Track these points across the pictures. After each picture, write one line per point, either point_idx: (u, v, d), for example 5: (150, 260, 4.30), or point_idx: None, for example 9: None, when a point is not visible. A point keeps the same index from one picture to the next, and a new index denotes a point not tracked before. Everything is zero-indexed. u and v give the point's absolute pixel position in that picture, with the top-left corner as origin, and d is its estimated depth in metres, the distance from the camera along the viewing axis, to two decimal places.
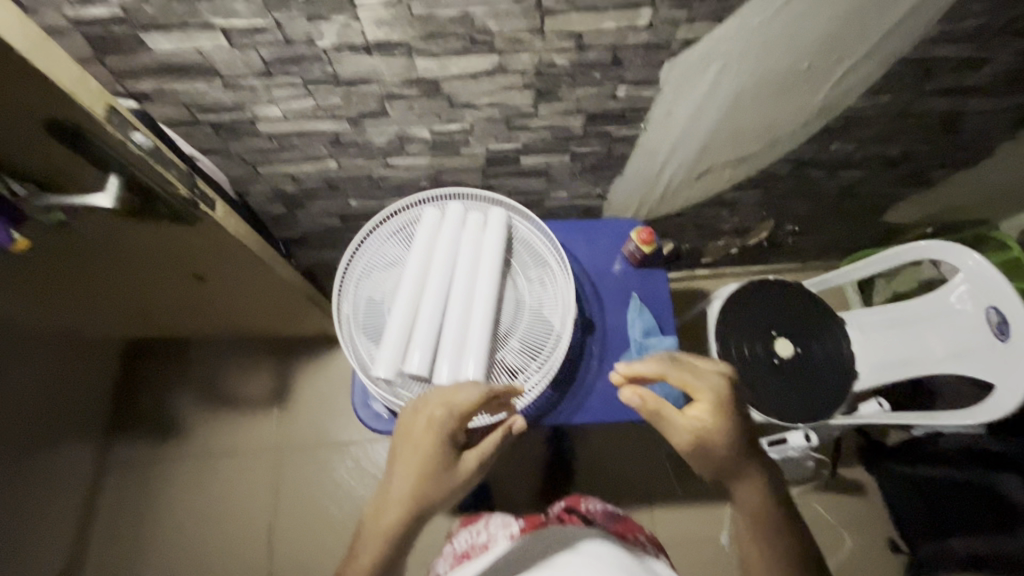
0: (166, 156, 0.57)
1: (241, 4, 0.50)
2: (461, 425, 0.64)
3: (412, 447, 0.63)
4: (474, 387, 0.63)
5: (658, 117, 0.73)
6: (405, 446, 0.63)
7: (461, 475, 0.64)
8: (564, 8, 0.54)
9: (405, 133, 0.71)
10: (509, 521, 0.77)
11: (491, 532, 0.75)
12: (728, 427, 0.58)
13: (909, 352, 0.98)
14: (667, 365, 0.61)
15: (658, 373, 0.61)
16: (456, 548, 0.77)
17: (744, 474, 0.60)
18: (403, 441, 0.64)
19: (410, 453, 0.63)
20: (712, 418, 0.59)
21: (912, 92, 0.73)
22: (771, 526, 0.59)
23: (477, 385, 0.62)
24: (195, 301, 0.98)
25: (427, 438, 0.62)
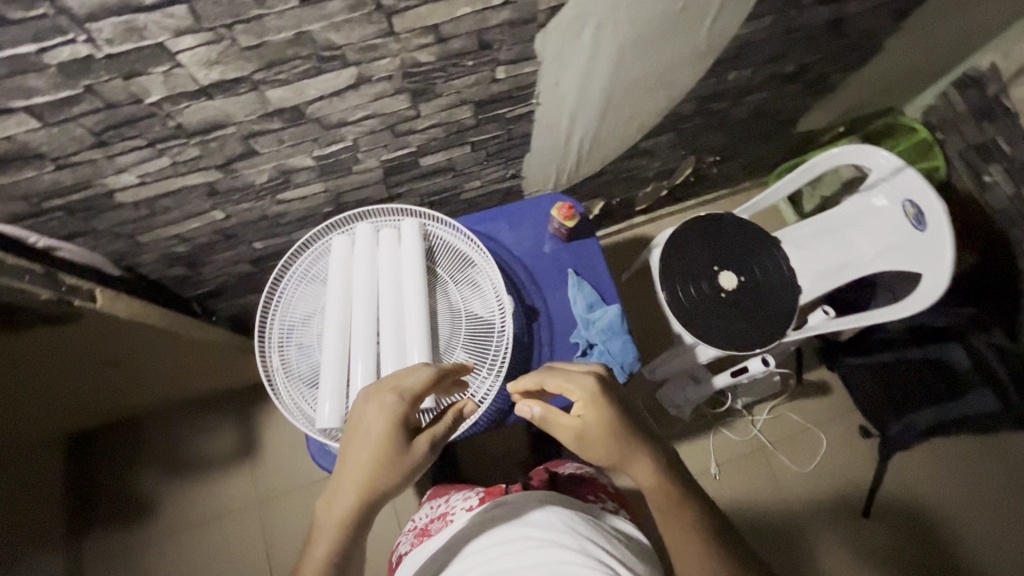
0: (9, 264, 0.50)
1: (35, 79, 0.43)
2: (415, 410, 0.56)
3: (362, 440, 0.53)
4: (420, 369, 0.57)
5: (548, 89, 0.69)
6: (352, 443, 0.54)
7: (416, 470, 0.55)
8: (408, 4, 0.49)
9: (285, 165, 0.65)
10: (470, 492, 0.74)
11: (451, 505, 0.72)
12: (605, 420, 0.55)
13: (843, 258, 1.01)
14: (543, 373, 0.59)
15: (534, 383, 0.59)
16: (417, 524, 0.75)
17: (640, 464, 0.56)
18: (348, 441, 0.54)
19: (358, 452, 0.53)
20: (589, 415, 0.55)
21: (793, 8, 0.72)
22: (673, 518, 0.56)
23: (421, 365, 0.56)
24: (121, 385, 0.91)
25: (379, 426, 0.53)
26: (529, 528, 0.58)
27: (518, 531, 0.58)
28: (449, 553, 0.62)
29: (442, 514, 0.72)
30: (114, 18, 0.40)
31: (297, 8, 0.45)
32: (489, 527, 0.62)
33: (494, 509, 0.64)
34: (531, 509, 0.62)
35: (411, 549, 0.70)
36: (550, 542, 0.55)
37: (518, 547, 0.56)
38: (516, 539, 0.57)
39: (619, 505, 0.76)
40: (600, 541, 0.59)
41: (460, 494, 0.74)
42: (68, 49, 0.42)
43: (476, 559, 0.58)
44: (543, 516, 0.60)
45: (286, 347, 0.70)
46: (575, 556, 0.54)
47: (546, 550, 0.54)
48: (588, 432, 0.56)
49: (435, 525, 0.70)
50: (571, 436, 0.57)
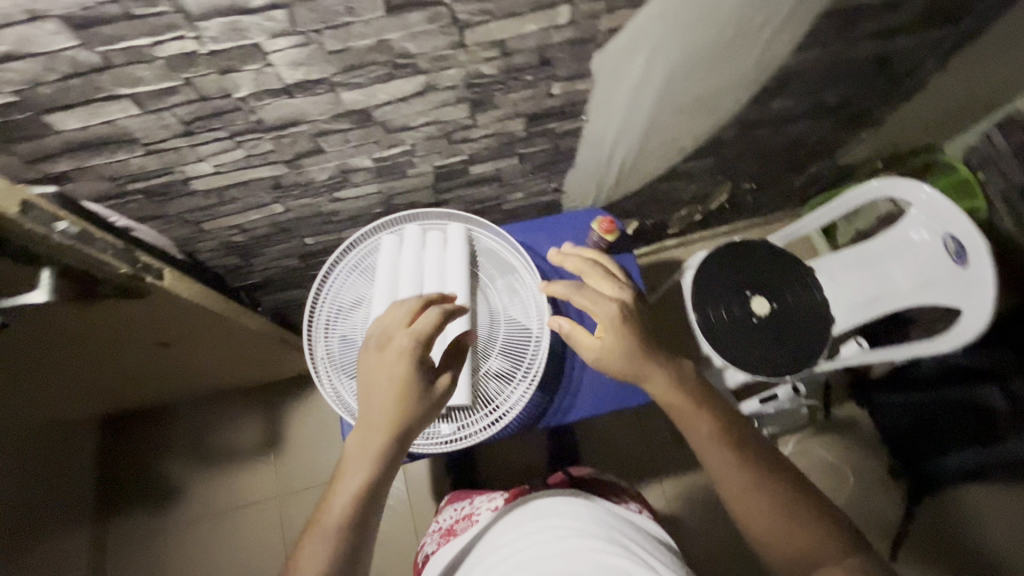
0: (97, 237, 0.55)
1: (144, 70, 0.47)
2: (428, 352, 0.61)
3: (385, 383, 0.58)
4: (430, 310, 0.61)
5: (598, 106, 0.72)
6: (374, 382, 0.58)
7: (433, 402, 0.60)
8: (481, 19, 0.52)
9: (346, 165, 0.69)
10: (495, 493, 0.77)
11: (477, 505, 0.76)
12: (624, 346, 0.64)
13: (879, 290, 1.01)
14: (573, 289, 0.68)
15: (566, 295, 0.68)
16: (442, 525, 0.78)
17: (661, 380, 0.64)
18: (369, 379, 0.59)
19: (383, 390, 0.58)
20: (609, 338, 0.65)
21: (841, 41, 0.74)
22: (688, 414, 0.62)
23: (431, 307, 0.60)
24: (166, 368, 0.95)
25: (398, 369, 0.58)
26: (554, 521, 0.59)
27: (543, 525, 0.59)
28: (475, 551, 0.64)
29: (467, 514, 0.75)
30: (221, 18, 0.45)
31: (382, 17, 0.49)
32: (514, 523, 0.63)
33: (519, 507, 0.66)
34: (557, 505, 0.63)
35: (437, 548, 0.73)
36: (575, 532, 0.56)
37: (544, 537, 0.57)
38: (541, 531, 0.58)
39: (642, 507, 0.77)
40: (627, 534, 0.59)
41: (484, 496, 0.77)
42: (177, 44, 0.46)
43: (502, 552, 0.58)
44: (570, 514, 0.61)
45: (331, 337, 0.72)
46: (601, 544, 0.54)
47: (571, 539, 0.55)
48: (607, 350, 0.65)
49: (461, 525, 0.74)
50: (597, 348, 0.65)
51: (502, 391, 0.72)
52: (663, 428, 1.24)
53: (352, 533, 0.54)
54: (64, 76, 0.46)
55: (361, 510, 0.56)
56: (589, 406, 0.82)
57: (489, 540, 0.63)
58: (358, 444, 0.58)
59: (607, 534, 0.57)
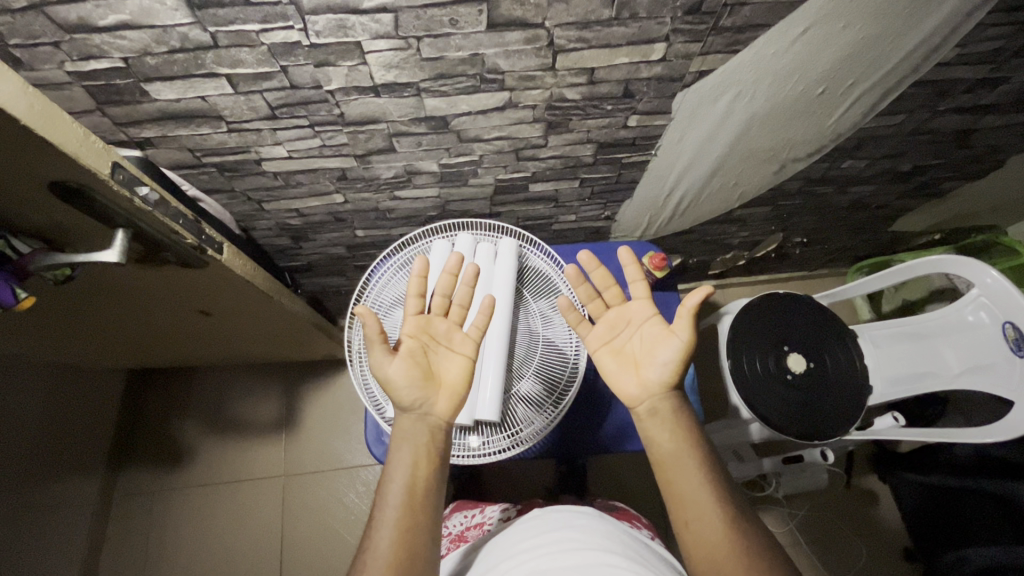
0: (172, 206, 0.55)
1: (246, 53, 0.48)
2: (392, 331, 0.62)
3: None
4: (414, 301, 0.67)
5: (668, 143, 0.71)
6: None
7: (406, 379, 0.60)
8: (576, 46, 0.52)
9: (413, 166, 0.70)
10: (505, 506, 0.79)
11: (488, 516, 0.77)
12: (633, 367, 0.63)
13: (924, 366, 0.97)
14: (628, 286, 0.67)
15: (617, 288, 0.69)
16: (451, 531, 0.79)
17: (658, 397, 0.61)
18: None
19: None
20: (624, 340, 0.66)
21: (927, 111, 0.72)
22: (678, 428, 0.59)
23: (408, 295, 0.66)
24: (200, 333, 0.96)
25: None
26: (568, 535, 0.56)
27: (557, 537, 0.57)
28: (484, 557, 0.62)
29: (478, 523, 0.77)
30: (330, 14, 0.45)
31: (482, 32, 0.49)
32: (528, 533, 0.60)
33: (534, 519, 0.63)
34: (574, 518, 0.60)
35: (447, 552, 0.74)
36: (591, 545, 0.54)
37: (559, 549, 0.54)
38: (555, 543, 0.55)
39: (654, 534, 0.75)
40: (645, 555, 0.56)
41: (495, 507, 0.80)
42: (283, 34, 0.47)
43: (518, 558, 0.56)
44: (587, 528, 0.58)
45: None
46: (618, 559, 0.52)
47: (589, 551, 0.52)
48: (612, 347, 0.66)
49: (472, 533, 0.75)
50: (640, 381, 0.62)
51: (532, 413, 0.71)
52: None
53: (422, 496, 0.54)
54: (171, 50, 0.47)
55: (425, 478, 0.55)
56: (613, 440, 0.82)
57: (502, 545, 0.61)
58: (410, 425, 0.59)
59: (628, 553, 0.54)
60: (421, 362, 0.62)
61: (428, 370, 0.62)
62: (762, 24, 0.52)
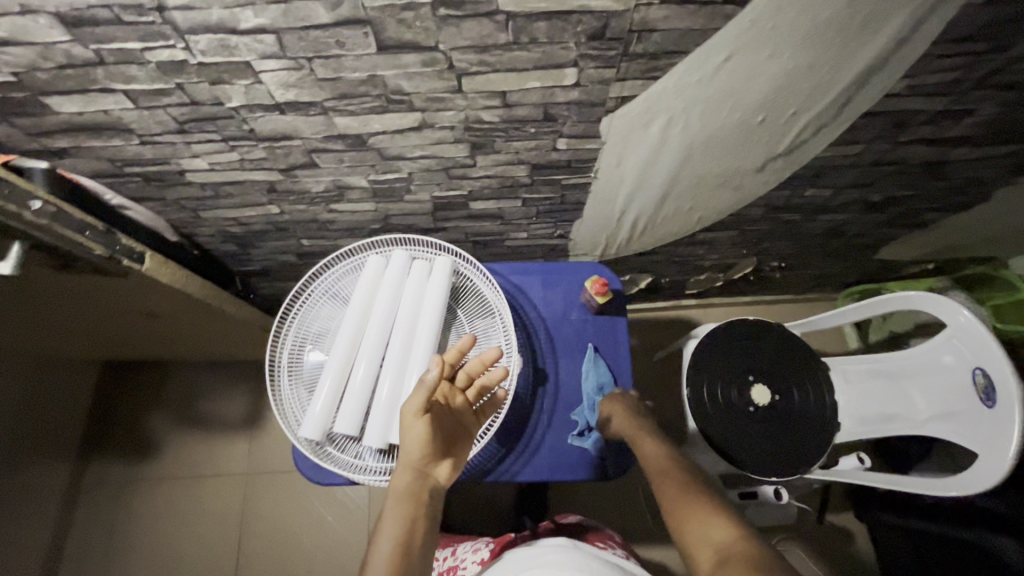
0: (75, 218, 0.55)
1: (136, 70, 0.48)
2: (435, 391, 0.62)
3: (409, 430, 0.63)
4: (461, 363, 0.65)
5: (607, 166, 0.68)
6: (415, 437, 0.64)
7: (422, 443, 0.60)
8: (480, 69, 0.50)
9: (341, 182, 0.69)
10: (478, 545, 0.82)
11: (460, 558, 0.80)
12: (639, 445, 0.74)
13: (896, 408, 0.91)
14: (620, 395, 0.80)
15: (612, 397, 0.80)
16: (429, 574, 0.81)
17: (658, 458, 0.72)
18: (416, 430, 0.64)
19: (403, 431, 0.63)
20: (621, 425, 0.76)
21: (887, 142, 0.67)
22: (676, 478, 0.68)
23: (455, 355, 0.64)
24: (155, 333, 0.97)
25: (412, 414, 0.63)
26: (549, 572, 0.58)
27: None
28: None
29: (451, 568, 0.79)
30: (210, 34, 0.44)
31: (374, 54, 0.47)
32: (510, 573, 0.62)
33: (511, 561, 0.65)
34: (549, 554, 0.62)
35: None
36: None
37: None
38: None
39: (626, 553, 0.78)
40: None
41: (469, 546, 0.82)
42: (168, 52, 0.46)
43: None
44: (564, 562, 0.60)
45: (294, 347, 0.72)
46: None
47: None
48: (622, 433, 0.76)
49: None
50: (626, 420, 0.76)
51: None
52: (633, 501, 1.20)
53: (412, 552, 0.58)
54: (59, 65, 0.47)
55: (417, 540, 0.59)
56: (547, 470, 0.77)
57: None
58: (411, 481, 0.61)
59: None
60: (439, 427, 0.63)
61: (443, 437, 0.63)
62: (678, 52, 0.49)
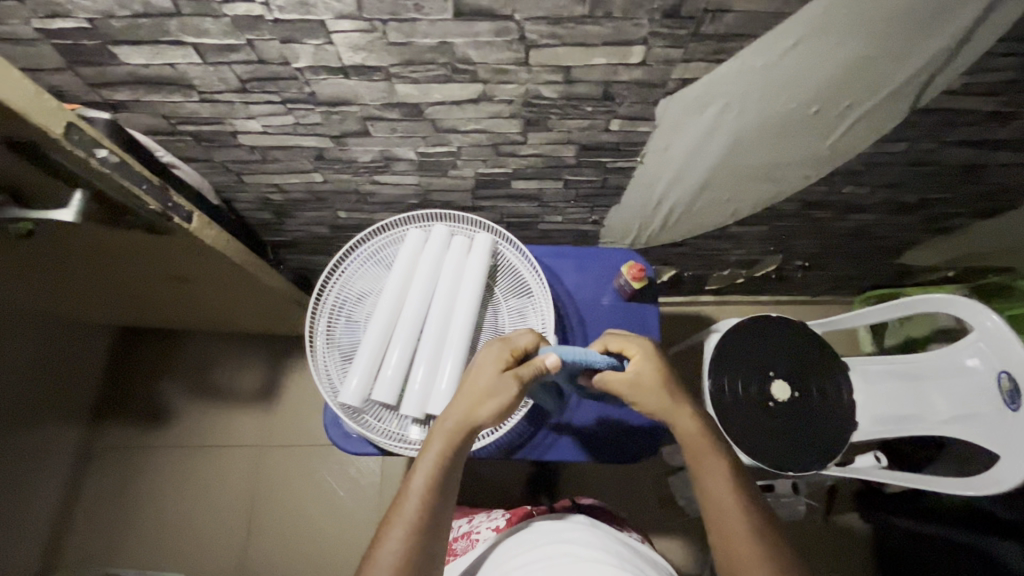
0: (135, 171, 0.55)
1: (210, 23, 0.48)
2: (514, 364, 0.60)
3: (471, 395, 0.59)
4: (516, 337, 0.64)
5: (654, 151, 0.69)
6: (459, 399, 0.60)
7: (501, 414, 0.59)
8: (549, 42, 0.51)
9: (390, 152, 0.69)
10: (493, 514, 0.82)
11: (475, 525, 0.80)
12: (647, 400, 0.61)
13: (914, 409, 0.93)
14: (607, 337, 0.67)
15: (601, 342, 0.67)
16: None
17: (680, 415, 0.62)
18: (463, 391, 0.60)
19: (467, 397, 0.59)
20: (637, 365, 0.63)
21: (931, 142, 0.68)
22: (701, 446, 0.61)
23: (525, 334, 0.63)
24: (183, 299, 0.98)
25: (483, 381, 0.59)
26: (563, 546, 0.60)
27: (554, 551, 0.60)
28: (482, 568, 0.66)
29: (466, 533, 0.79)
30: None
31: (449, 20, 0.48)
32: (526, 546, 0.64)
33: (529, 532, 0.67)
34: (565, 530, 0.64)
35: None
36: (587, 559, 0.57)
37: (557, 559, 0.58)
38: (555, 555, 0.59)
39: (642, 539, 0.78)
40: (631, 558, 0.61)
41: (484, 515, 0.82)
42: (245, 6, 0.46)
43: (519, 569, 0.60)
44: (578, 538, 0.62)
45: (334, 316, 0.72)
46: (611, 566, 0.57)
47: (584, 561, 0.57)
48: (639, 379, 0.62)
49: (460, 543, 0.78)
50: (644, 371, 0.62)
51: None
52: (644, 491, 1.21)
53: (430, 537, 0.55)
54: (134, 14, 0.47)
55: (436, 526, 0.56)
56: (575, 450, 0.78)
57: (504, 556, 0.65)
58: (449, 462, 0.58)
59: (616, 560, 0.59)
60: None
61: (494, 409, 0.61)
62: (747, 35, 0.50)
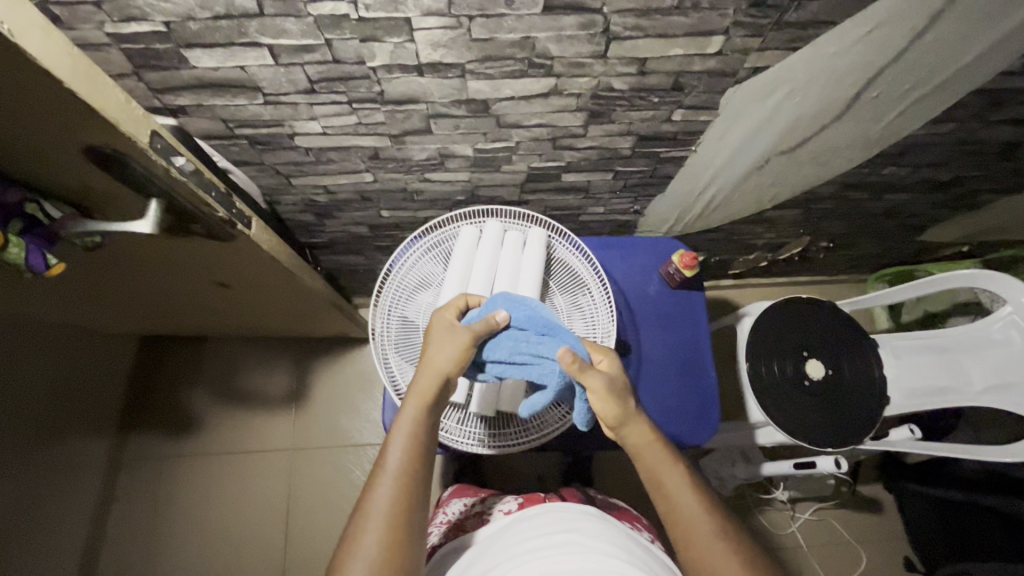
0: (207, 179, 0.54)
1: (291, 24, 0.47)
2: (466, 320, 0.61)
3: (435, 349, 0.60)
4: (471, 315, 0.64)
5: (711, 139, 0.69)
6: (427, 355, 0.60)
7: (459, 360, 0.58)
8: (632, 34, 0.50)
9: (447, 149, 0.68)
10: (507, 498, 0.76)
11: (488, 505, 0.75)
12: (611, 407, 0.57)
13: (946, 382, 0.95)
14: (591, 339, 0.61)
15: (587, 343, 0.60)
16: (448, 517, 0.76)
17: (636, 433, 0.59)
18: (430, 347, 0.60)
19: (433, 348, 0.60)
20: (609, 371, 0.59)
21: (978, 122, 0.70)
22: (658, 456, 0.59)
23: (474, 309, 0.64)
24: (217, 305, 0.96)
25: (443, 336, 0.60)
26: (570, 535, 0.55)
27: (561, 540, 0.55)
28: (480, 551, 0.61)
29: (478, 512, 0.74)
30: None
31: (536, 15, 0.47)
32: (528, 530, 0.59)
33: (531, 515, 0.62)
34: (572, 518, 0.59)
35: (443, 539, 0.72)
36: (597, 551, 0.53)
37: (563, 549, 0.53)
38: (561, 543, 0.54)
39: (654, 537, 0.71)
40: (641, 552, 0.57)
41: (498, 498, 0.76)
42: (331, 5, 0.45)
43: (521, 555, 0.55)
44: (584, 528, 0.57)
45: (392, 317, 0.71)
46: (621, 563, 0.52)
47: (593, 556, 0.52)
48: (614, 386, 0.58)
49: (471, 521, 0.72)
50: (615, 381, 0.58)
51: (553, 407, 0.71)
52: None
53: (418, 482, 0.54)
54: (215, 16, 0.45)
55: (422, 471, 0.55)
56: None
57: (505, 540, 0.60)
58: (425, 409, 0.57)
59: (626, 555, 0.54)
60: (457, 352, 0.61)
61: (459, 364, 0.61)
62: (826, 21, 0.50)
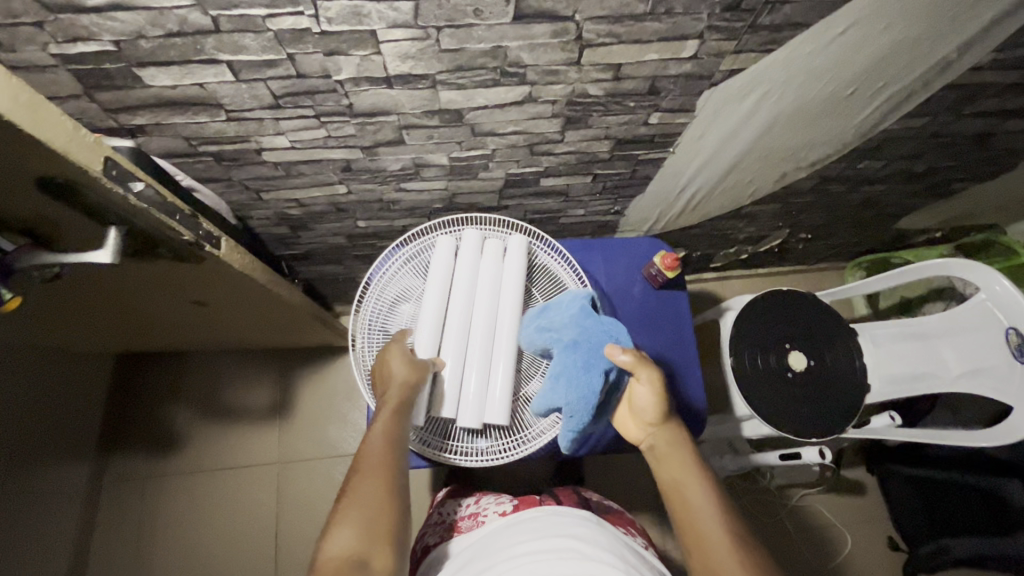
0: (169, 202, 0.52)
1: (250, 39, 0.44)
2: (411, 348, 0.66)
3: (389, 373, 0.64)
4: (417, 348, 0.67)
5: (688, 139, 0.68)
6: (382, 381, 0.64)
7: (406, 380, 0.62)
8: (605, 40, 0.49)
9: (421, 159, 0.66)
10: (502, 497, 0.75)
11: (483, 506, 0.73)
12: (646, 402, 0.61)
13: (924, 369, 0.97)
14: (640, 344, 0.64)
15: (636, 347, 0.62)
16: (444, 518, 0.74)
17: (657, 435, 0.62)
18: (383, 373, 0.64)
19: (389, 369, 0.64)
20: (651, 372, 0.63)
21: (952, 115, 0.70)
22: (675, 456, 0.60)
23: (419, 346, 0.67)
24: (193, 322, 0.93)
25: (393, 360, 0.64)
26: (566, 542, 0.54)
27: (558, 545, 0.54)
28: (475, 554, 0.60)
29: (474, 512, 0.72)
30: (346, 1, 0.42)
31: (506, 24, 0.46)
32: (525, 534, 0.58)
33: (529, 520, 0.61)
34: (570, 524, 0.58)
35: (439, 541, 0.70)
36: (593, 559, 0.52)
37: (559, 555, 0.52)
38: (557, 549, 0.53)
39: (648, 542, 0.71)
40: (638, 562, 0.56)
41: (493, 497, 0.75)
42: (292, 20, 0.43)
43: (517, 560, 0.54)
44: (582, 535, 0.56)
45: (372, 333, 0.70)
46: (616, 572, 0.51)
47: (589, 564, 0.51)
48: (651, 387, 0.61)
49: (466, 523, 0.71)
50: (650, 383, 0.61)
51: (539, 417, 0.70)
52: None
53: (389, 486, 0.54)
54: (168, 33, 0.43)
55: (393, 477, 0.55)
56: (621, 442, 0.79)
57: (500, 544, 0.59)
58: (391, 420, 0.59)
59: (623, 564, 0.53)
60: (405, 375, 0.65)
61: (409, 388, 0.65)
62: (801, 23, 0.50)
